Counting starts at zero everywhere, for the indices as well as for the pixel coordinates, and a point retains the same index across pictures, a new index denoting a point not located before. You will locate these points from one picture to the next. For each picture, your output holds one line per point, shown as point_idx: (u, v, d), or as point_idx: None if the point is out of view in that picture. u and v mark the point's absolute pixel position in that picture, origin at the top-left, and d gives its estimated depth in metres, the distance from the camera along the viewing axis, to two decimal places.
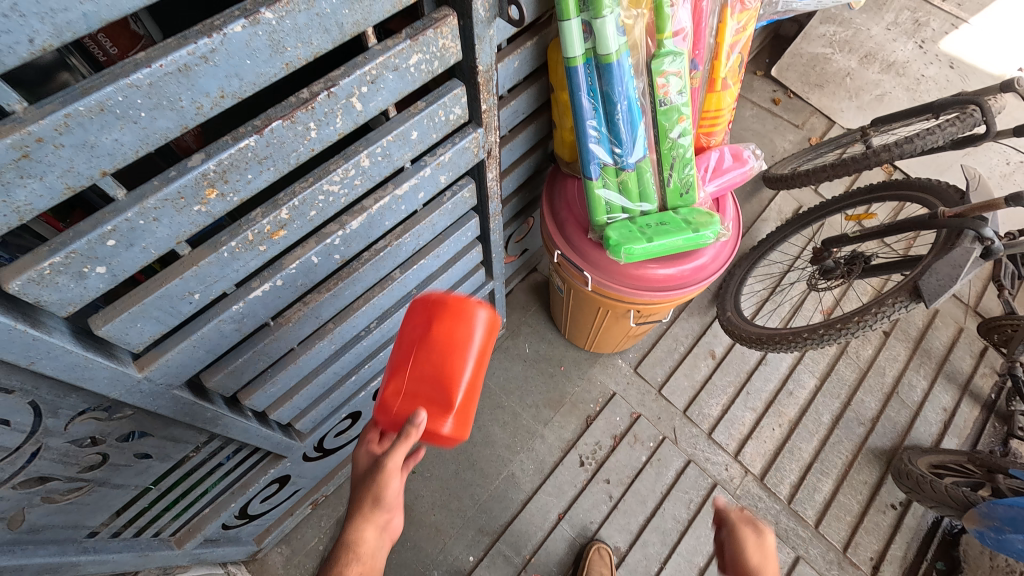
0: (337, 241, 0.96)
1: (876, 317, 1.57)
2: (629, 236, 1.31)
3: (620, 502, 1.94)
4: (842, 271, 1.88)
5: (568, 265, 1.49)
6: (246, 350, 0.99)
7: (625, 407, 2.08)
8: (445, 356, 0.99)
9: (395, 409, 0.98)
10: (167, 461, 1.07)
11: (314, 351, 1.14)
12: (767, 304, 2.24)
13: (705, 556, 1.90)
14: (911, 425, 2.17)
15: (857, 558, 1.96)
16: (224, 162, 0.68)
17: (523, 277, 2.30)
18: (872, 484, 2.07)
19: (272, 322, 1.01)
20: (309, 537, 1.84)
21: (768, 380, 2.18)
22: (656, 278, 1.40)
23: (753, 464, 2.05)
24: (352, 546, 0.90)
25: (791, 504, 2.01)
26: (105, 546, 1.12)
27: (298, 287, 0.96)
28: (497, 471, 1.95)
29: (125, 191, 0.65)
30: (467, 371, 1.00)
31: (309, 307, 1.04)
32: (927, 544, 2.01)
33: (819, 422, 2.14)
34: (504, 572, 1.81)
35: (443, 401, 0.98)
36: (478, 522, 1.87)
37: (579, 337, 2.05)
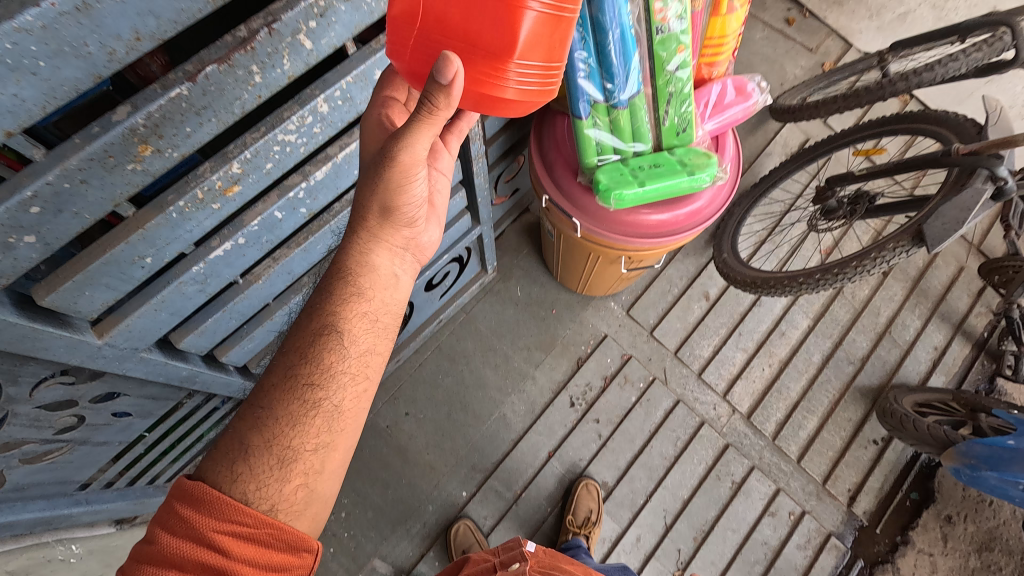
0: (301, 194, 0.90)
1: (875, 263, 1.52)
2: (620, 181, 1.23)
3: (609, 441, 1.99)
4: (844, 211, 1.80)
5: (557, 211, 1.42)
6: (216, 310, 0.95)
7: (617, 349, 2.08)
8: None
9: (416, 46, 0.74)
10: (149, 418, 1.07)
11: (291, 305, 1.11)
12: (765, 244, 2.18)
13: (690, 489, 1.98)
14: (900, 364, 2.18)
15: (835, 490, 2.05)
16: (152, 116, 0.65)
17: (515, 218, 2.23)
18: (857, 421, 2.12)
19: (241, 280, 0.96)
20: None
21: (760, 321, 2.17)
22: (649, 225, 1.34)
23: (741, 403, 2.09)
24: (358, 274, 0.87)
25: (776, 440, 2.07)
26: (98, 496, 1.15)
27: (264, 244, 0.91)
28: (488, 412, 1.99)
29: (43, 149, 0.66)
30: (526, 22, 0.71)
31: (279, 263, 0.99)
32: (904, 476, 2.09)
33: (809, 362, 2.15)
34: (496, 506, 1.89)
35: (497, 39, 0.72)
36: (471, 460, 1.93)
37: (571, 281, 2.01)
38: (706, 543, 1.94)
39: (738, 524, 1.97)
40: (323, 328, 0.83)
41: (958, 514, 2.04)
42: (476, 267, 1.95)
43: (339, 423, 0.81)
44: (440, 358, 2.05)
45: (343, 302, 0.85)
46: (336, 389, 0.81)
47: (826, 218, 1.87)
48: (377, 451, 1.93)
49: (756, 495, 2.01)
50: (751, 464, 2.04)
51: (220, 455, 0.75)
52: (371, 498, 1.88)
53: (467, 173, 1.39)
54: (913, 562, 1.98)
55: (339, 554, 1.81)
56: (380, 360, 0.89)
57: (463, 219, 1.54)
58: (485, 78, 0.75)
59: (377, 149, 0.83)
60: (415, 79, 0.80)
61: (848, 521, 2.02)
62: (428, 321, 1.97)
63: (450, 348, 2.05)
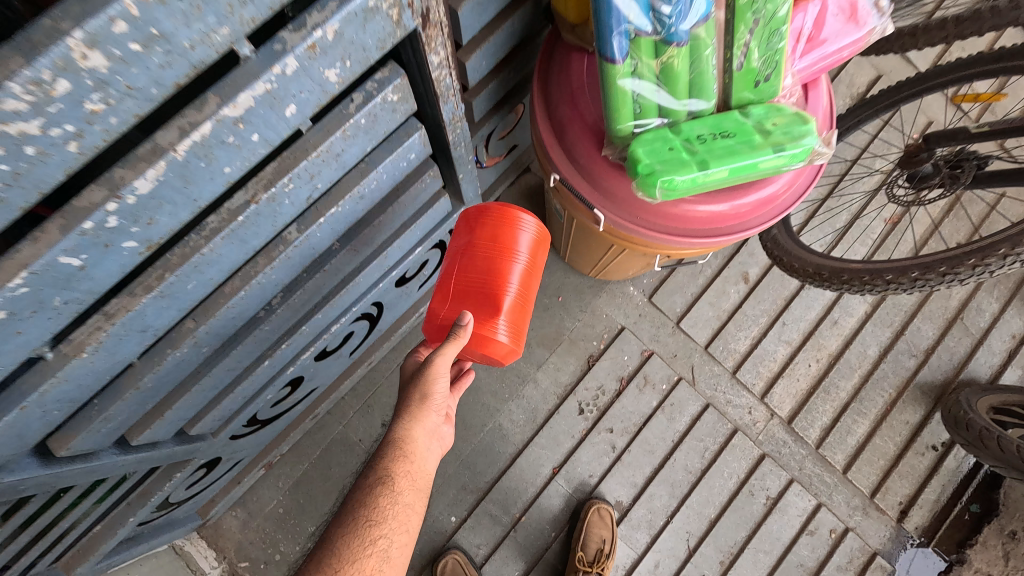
0: (119, 220, 0.54)
1: (1002, 261, 1.11)
2: (668, 160, 0.81)
3: (624, 454, 1.68)
4: (943, 179, 1.37)
5: (570, 194, 1.01)
6: (9, 406, 0.58)
7: (636, 344, 1.72)
8: (491, 263, 0.97)
9: (441, 316, 0.98)
10: None
11: (168, 364, 0.73)
12: (820, 212, 1.80)
13: (717, 507, 1.70)
14: (972, 356, 1.83)
15: (884, 504, 1.77)
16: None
17: (513, 181, 1.80)
18: (914, 425, 1.80)
19: (50, 353, 0.58)
20: (267, 499, 1.61)
21: (810, 307, 1.79)
22: (702, 219, 0.93)
23: (782, 406, 1.76)
24: (403, 444, 1.05)
25: (820, 448, 1.76)
26: None
27: (66, 305, 0.56)
28: (481, 422, 1.66)
29: None
30: (503, 320, 0.97)
31: (116, 321, 0.60)
32: (965, 487, 1.79)
33: (864, 356, 1.80)
34: (491, 533, 1.61)
35: (488, 308, 0.96)
36: (461, 480, 1.63)
37: (582, 263, 1.62)
38: (734, 568, 1.68)
39: (772, 545, 1.71)
40: (380, 476, 1.02)
41: None
42: None
43: (389, 564, 0.96)
44: None
45: (393, 462, 1.03)
46: (388, 528, 0.98)
47: (916, 187, 1.44)
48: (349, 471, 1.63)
49: (792, 512, 1.73)
50: (790, 476, 1.74)
51: None
52: None
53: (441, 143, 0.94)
54: None
55: None
56: (416, 519, 1.04)
57: (443, 203, 1.08)
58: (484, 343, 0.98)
59: (411, 374, 1.11)
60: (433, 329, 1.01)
61: (896, 539, 1.75)
62: (405, 317, 1.59)
63: None
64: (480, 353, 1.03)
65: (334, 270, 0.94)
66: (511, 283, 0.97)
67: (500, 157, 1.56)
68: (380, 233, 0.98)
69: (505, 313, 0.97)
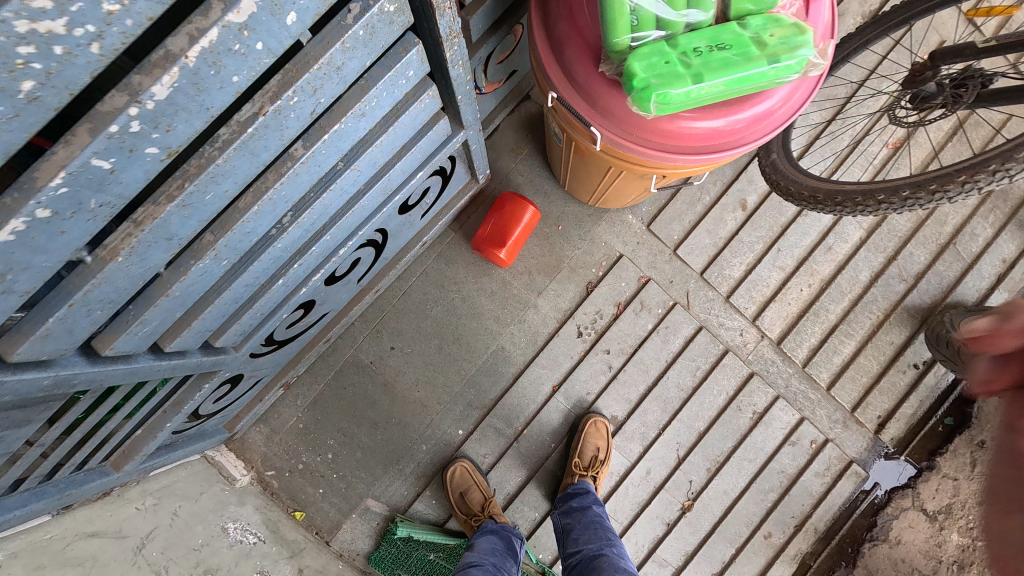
0: (138, 126, 0.51)
1: (992, 177, 1.10)
2: (663, 73, 0.82)
3: (620, 373, 1.78)
4: (944, 100, 1.36)
5: (567, 112, 1.01)
6: (58, 304, 0.63)
7: (633, 271, 1.78)
8: None
9: None
10: (25, 425, 0.80)
11: (193, 274, 0.78)
12: (823, 137, 1.77)
13: (706, 421, 1.82)
14: (960, 280, 1.88)
15: (864, 417, 1.88)
16: (148, 108, 0.51)
17: (512, 109, 1.78)
18: (899, 344, 1.88)
19: (86, 258, 0.63)
20: (287, 416, 1.73)
21: (805, 234, 1.82)
22: (696, 134, 0.94)
23: (772, 328, 1.84)
24: None
25: (806, 367, 1.85)
26: (1, 505, 0.92)
27: (98, 210, 0.55)
28: (484, 344, 1.75)
29: None
30: (504, 250, 1.66)
31: (146, 229, 0.64)
32: (941, 401, 1.91)
33: (855, 281, 1.85)
34: (495, 444, 1.75)
35: (503, 225, 1.65)
36: (467, 398, 1.74)
37: (581, 192, 1.64)
38: (720, 474, 1.83)
39: (755, 454, 1.84)
40: None
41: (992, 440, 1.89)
42: (464, 177, 1.56)
43: None
44: (427, 286, 1.75)
45: None
46: None
47: (917, 107, 1.43)
48: (362, 391, 1.74)
49: (777, 425, 1.85)
50: (776, 393, 1.85)
51: None
52: (359, 439, 1.73)
53: (438, 62, 0.92)
54: (935, 486, 1.89)
55: (330, 495, 1.71)
56: None
57: (441, 124, 1.09)
58: (490, 254, 1.66)
59: None
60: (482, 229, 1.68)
61: (872, 448, 1.89)
62: (410, 246, 1.63)
63: (438, 274, 1.75)
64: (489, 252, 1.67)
65: (340, 190, 0.95)
66: (515, 232, 1.66)
67: (500, 83, 1.54)
68: (383, 154, 0.97)
69: (512, 237, 1.66)
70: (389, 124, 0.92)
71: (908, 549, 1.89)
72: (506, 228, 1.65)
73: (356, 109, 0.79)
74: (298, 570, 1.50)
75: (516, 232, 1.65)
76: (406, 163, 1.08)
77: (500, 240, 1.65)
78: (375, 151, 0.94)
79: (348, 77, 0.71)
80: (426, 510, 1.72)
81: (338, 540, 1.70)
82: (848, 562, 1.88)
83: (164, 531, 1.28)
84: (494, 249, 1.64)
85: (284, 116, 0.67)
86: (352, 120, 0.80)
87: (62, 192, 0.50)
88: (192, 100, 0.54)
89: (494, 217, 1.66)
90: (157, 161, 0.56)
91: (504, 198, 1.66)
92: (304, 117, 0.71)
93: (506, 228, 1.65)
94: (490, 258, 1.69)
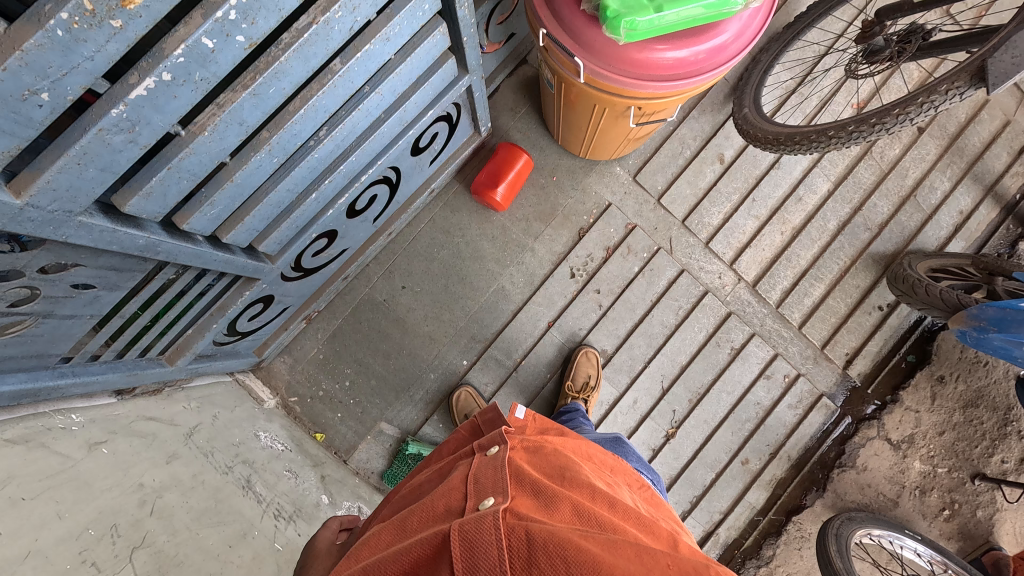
0: (233, 15, 0.70)
1: (920, 109, 1.33)
2: (631, 6, 1.02)
3: (609, 311, 1.97)
4: (891, 53, 1.55)
5: (556, 48, 1.21)
6: (159, 167, 0.82)
7: (621, 218, 1.99)
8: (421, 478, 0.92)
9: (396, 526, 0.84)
10: (116, 290, 1.05)
11: (252, 166, 0.97)
12: (792, 98, 1.95)
13: (688, 355, 1.99)
14: (920, 230, 2.03)
15: (834, 354, 2.03)
16: (242, 0, 0.69)
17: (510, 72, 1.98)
18: (864, 288, 2.04)
19: (181, 132, 0.82)
20: (308, 347, 1.92)
21: (776, 186, 2.02)
22: (662, 61, 1.13)
23: (748, 272, 2.02)
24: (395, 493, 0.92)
25: (779, 308, 2.03)
26: (85, 369, 1.15)
27: (198, 83, 0.74)
28: (486, 284, 1.95)
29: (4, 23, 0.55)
30: (500, 190, 1.85)
31: (226, 110, 0.83)
32: (904, 340, 2.06)
33: (824, 229, 2.04)
34: (496, 373, 1.94)
35: (498, 169, 1.85)
36: (470, 331, 1.94)
37: (572, 143, 1.84)
38: (701, 405, 1.98)
39: (733, 387, 1.99)
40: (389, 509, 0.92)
41: (950, 375, 2.02)
42: (468, 129, 1.75)
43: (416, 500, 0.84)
44: (434, 232, 1.95)
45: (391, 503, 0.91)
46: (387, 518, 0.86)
47: (868, 61, 1.61)
48: (376, 325, 1.93)
49: (754, 360, 2.00)
50: (752, 331, 2.02)
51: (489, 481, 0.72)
52: (373, 368, 1.92)
53: (449, 3, 1.11)
54: (898, 418, 2.02)
55: (347, 419, 1.90)
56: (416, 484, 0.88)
57: (450, 63, 1.27)
58: (489, 196, 1.85)
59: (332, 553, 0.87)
60: (481, 175, 1.88)
61: (841, 383, 2.03)
62: (419, 192, 1.82)
63: (445, 221, 1.95)
64: (487, 194, 1.86)
65: (366, 111, 1.13)
66: (509, 174, 1.85)
67: (500, 44, 1.72)
68: (401, 83, 1.16)
69: (507, 179, 1.85)
70: (407, 55, 1.11)
71: (874, 475, 2.00)
72: (501, 172, 1.85)
73: (383, 33, 0.98)
74: (321, 475, 1.67)
75: (510, 175, 1.85)
76: (420, 96, 1.26)
77: (495, 182, 1.84)
78: (395, 79, 1.13)
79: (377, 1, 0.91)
80: (433, 432, 1.91)
81: (355, 459, 1.88)
82: (819, 487, 2.01)
83: (207, 427, 1.41)
84: (490, 190, 1.84)
85: (331, 27, 0.86)
86: (379, 42, 0.99)
87: (180, 62, 0.69)
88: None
89: (491, 164, 1.87)
90: (241, 49, 0.75)
91: (500, 148, 1.88)
92: (346, 32, 0.89)
93: (501, 171, 1.85)
94: (488, 201, 1.88)
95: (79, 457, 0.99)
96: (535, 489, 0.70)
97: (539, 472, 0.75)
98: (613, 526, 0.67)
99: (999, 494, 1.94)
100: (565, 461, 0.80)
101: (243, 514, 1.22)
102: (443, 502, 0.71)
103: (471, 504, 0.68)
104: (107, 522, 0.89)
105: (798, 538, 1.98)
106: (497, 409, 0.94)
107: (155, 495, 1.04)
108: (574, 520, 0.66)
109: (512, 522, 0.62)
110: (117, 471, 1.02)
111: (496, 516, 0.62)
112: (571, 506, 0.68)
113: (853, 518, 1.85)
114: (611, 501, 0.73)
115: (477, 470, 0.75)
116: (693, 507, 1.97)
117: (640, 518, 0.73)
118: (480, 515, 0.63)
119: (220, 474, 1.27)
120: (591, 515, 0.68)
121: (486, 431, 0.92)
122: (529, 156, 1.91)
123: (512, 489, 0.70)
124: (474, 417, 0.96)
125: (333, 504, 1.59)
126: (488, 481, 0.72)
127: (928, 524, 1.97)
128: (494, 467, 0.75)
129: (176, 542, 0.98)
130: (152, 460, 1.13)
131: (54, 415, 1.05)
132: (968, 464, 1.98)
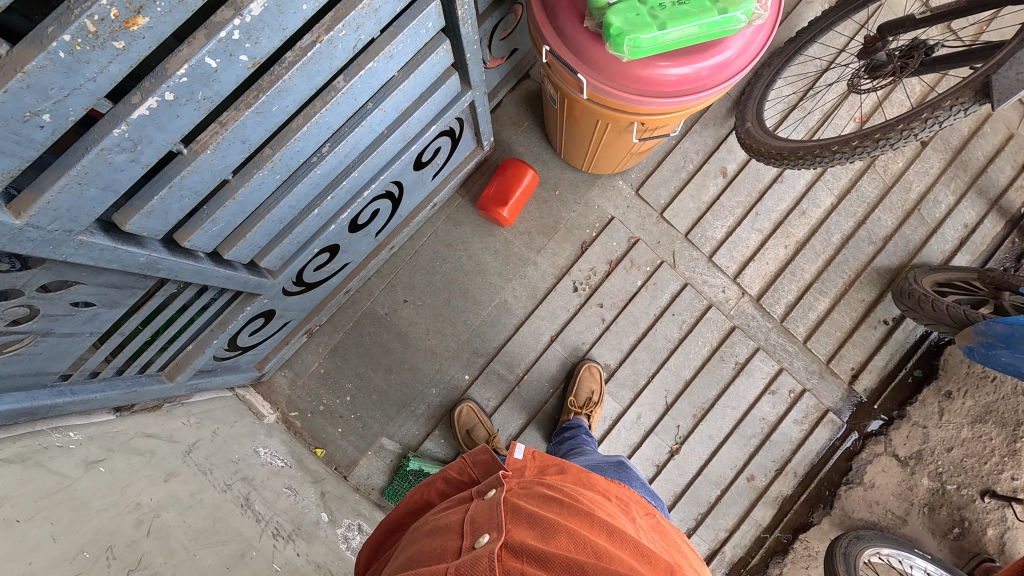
0: (237, 35, 0.70)
1: (925, 124, 1.32)
2: (635, 23, 1.02)
3: (613, 324, 1.96)
4: (893, 68, 1.54)
5: (559, 64, 1.21)
6: (161, 186, 0.82)
7: (623, 232, 1.99)
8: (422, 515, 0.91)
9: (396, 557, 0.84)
10: (116, 307, 1.04)
11: (254, 182, 0.97)
12: (795, 112, 1.95)
13: (692, 370, 1.97)
14: (925, 243, 2.02)
15: (839, 368, 2.01)
16: (247, 21, 0.69)
17: (513, 86, 2.00)
18: (869, 302, 2.02)
19: (184, 150, 0.81)
20: (309, 361, 1.91)
21: (780, 199, 2.02)
22: (668, 79, 1.13)
23: (751, 286, 2.01)
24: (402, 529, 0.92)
25: (784, 322, 2.01)
26: (84, 386, 1.14)
27: (201, 102, 0.74)
28: (489, 298, 1.95)
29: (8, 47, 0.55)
30: (504, 208, 1.85)
31: (229, 128, 0.82)
32: (910, 354, 2.03)
33: (828, 243, 2.03)
34: (499, 387, 1.92)
35: (504, 186, 1.85)
36: (473, 345, 1.93)
37: (575, 157, 1.84)
38: (706, 420, 1.95)
39: (738, 402, 1.97)
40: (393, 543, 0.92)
41: (958, 390, 1.99)
42: (471, 143, 1.75)
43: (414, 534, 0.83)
44: (437, 245, 1.95)
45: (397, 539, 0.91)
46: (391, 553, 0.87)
47: (871, 77, 1.60)
48: (379, 338, 1.92)
49: (758, 375, 1.98)
50: (756, 345, 2.00)
51: (485, 517, 0.71)
52: (374, 382, 1.91)
53: (452, 20, 1.11)
54: (906, 434, 1.99)
55: (348, 434, 1.88)
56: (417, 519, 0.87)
57: (453, 79, 1.27)
58: (495, 212, 1.86)
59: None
60: (487, 191, 1.87)
61: (847, 398, 2.00)
62: (422, 206, 1.81)
63: (447, 235, 1.95)
64: (493, 212, 1.86)
65: (369, 128, 1.13)
66: (516, 194, 1.85)
67: (503, 60, 1.72)
68: (404, 99, 1.16)
69: (514, 199, 1.85)
70: (411, 72, 1.11)
71: (882, 492, 1.97)
72: (509, 189, 1.85)
73: (386, 51, 0.98)
74: (321, 492, 1.65)
75: (517, 193, 1.85)
76: (423, 111, 1.26)
77: (503, 199, 1.84)
78: (398, 95, 1.13)
79: (382, 19, 0.90)
80: (435, 448, 1.89)
81: (355, 475, 1.86)
82: (825, 504, 1.98)
83: (207, 443, 1.40)
84: (498, 207, 1.84)
85: (335, 46, 0.85)
86: (382, 60, 0.98)
87: (182, 81, 0.69)
88: (275, 19, 0.73)
89: (498, 180, 1.86)
90: (244, 68, 0.75)
91: (507, 163, 1.87)
92: (349, 50, 0.89)
93: (509, 188, 1.85)
94: (493, 217, 1.88)
95: (76, 476, 0.97)
96: (532, 520, 0.70)
97: (536, 502, 0.75)
98: (608, 557, 0.67)
99: (1010, 512, 1.90)
100: (563, 494, 0.78)
101: (241, 533, 1.19)
102: (438, 542, 0.70)
103: (467, 543, 0.67)
104: (102, 544, 0.87)
105: (805, 556, 1.94)
106: (490, 451, 0.91)
107: (153, 514, 1.02)
108: (571, 550, 0.67)
109: (508, 565, 0.62)
110: (114, 490, 1.00)
111: (491, 557, 0.62)
112: (568, 535, 0.69)
113: (861, 536, 1.82)
114: (609, 528, 0.74)
115: (472, 510, 0.74)
116: (698, 524, 1.93)
117: (638, 546, 0.73)
118: (476, 556, 0.63)
119: (218, 492, 1.25)
120: (588, 545, 0.68)
121: (485, 467, 0.90)
122: (537, 173, 1.91)
123: (508, 522, 0.70)
124: (467, 457, 0.92)
125: (333, 522, 1.57)
126: (483, 517, 0.71)
127: (938, 542, 1.93)
128: (489, 505, 0.74)
129: (172, 563, 0.96)
130: (150, 478, 1.11)
131: (52, 432, 1.04)
132: (978, 481, 1.94)
